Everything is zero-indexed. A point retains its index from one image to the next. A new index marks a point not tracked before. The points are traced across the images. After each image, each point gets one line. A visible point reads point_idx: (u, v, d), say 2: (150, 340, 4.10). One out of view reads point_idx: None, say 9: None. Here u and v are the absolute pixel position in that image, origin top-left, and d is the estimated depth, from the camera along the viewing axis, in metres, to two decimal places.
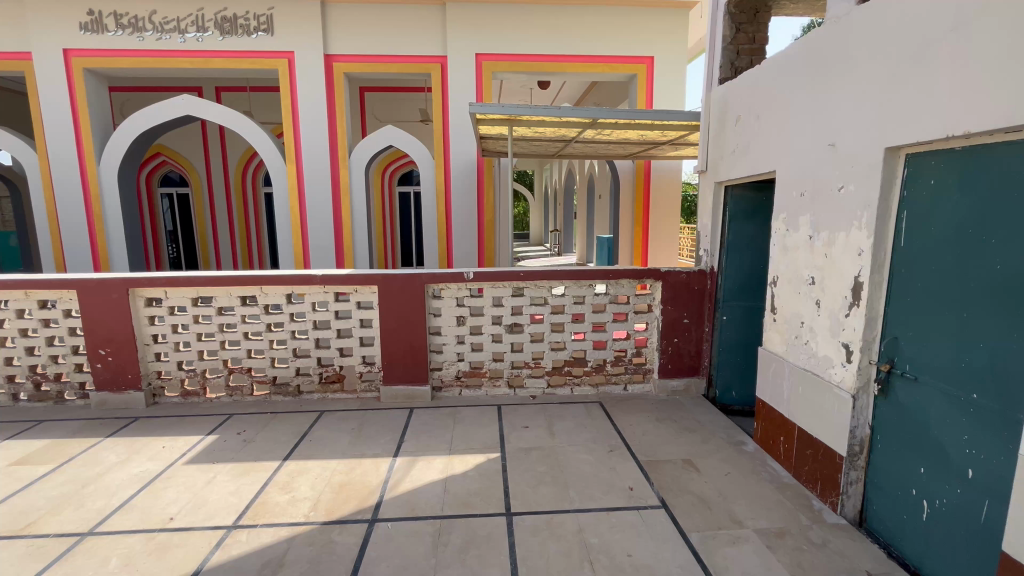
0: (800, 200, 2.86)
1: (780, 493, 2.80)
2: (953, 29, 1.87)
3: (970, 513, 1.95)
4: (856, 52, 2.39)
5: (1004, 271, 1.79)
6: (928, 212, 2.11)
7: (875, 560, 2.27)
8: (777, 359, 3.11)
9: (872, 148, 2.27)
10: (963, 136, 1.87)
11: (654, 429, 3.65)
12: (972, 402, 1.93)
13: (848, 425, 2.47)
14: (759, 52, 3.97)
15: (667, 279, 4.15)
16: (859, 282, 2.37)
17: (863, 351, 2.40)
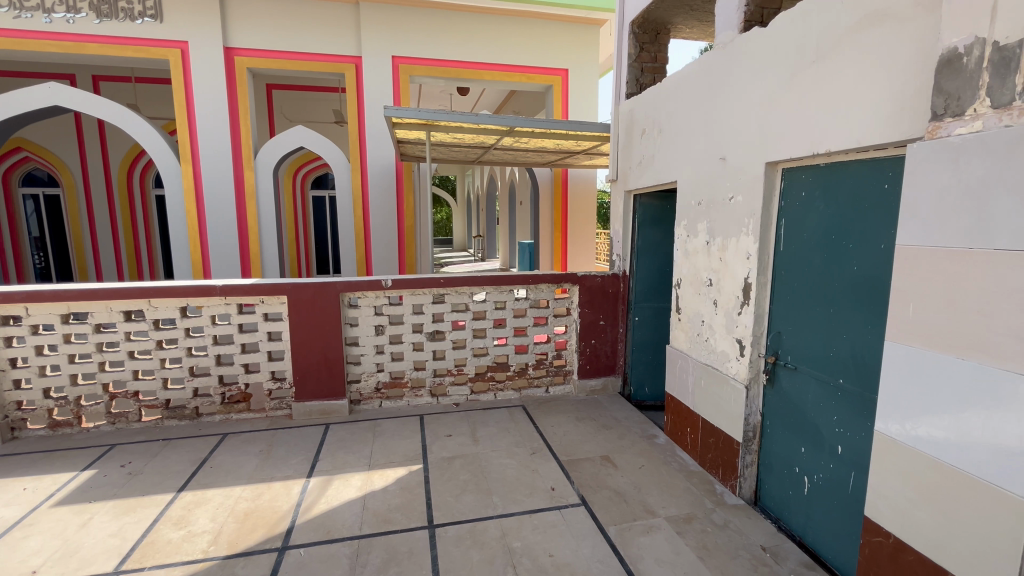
0: (697, 208, 3.11)
1: (688, 481, 3.01)
2: (816, 60, 2.14)
3: (841, 484, 2.22)
4: (741, 76, 2.65)
5: (860, 271, 2.07)
6: (801, 220, 2.38)
7: (768, 535, 2.50)
8: (682, 356, 3.35)
9: (755, 162, 2.53)
10: (826, 153, 2.14)
11: (575, 429, 3.77)
12: (840, 386, 2.20)
13: (742, 413, 2.71)
14: (660, 70, 4.28)
15: (584, 283, 4.31)
16: (748, 283, 2.62)
17: (753, 346, 2.65)
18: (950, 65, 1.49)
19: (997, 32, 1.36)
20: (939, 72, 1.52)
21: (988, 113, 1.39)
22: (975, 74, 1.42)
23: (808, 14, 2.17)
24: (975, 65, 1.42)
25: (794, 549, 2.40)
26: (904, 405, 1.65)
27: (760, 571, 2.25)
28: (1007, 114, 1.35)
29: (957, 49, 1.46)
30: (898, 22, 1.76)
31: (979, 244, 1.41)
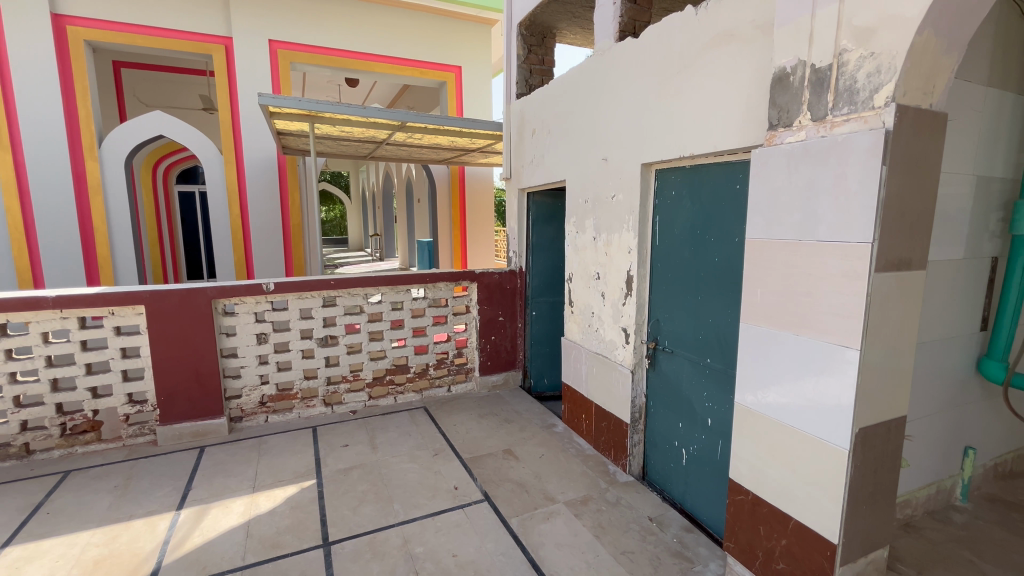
0: (585, 206, 3.27)
1: (584, 464, 3.18)
2: (679, 72, 2.36)
3: (712, 452, 2.49)
4: (618, 82, 2.84)
5: (721, 262, 2.32)
6: (671, 217, 2.62)
7: (654, 506, 2.72)
8: (575, 347, 3.52)
9: (633, 163, 2.73)
10: (690, 156, 2.36)
11: (477, 426, 3.79)
12: (708, 365, 2.45)
13: (629, 396, 2.93)
14: (548, 73, 4.44)
15: (482, 281, 4.34)
16: (631, 275, 2.84)
17: (636, 333, 2.86)
18: (781, 83, 1.72)
19: (814, 55, 1.60)
20: (773, 87, 1.75)
21: (809, 125, 1.63)
22: (799, 91, 1.66)
23: (672, 29, 2.39)
24: (799, 84, 1.66)
25: (675, 516, 2.64)
26: (756, 377, 1.89)
27: (648, 540, 2.44)
28: (823, 127, 1.59)
29: (785, 68, 1.70)
30: (744, 42, 1.99)
31: (805, 236, 1.66)
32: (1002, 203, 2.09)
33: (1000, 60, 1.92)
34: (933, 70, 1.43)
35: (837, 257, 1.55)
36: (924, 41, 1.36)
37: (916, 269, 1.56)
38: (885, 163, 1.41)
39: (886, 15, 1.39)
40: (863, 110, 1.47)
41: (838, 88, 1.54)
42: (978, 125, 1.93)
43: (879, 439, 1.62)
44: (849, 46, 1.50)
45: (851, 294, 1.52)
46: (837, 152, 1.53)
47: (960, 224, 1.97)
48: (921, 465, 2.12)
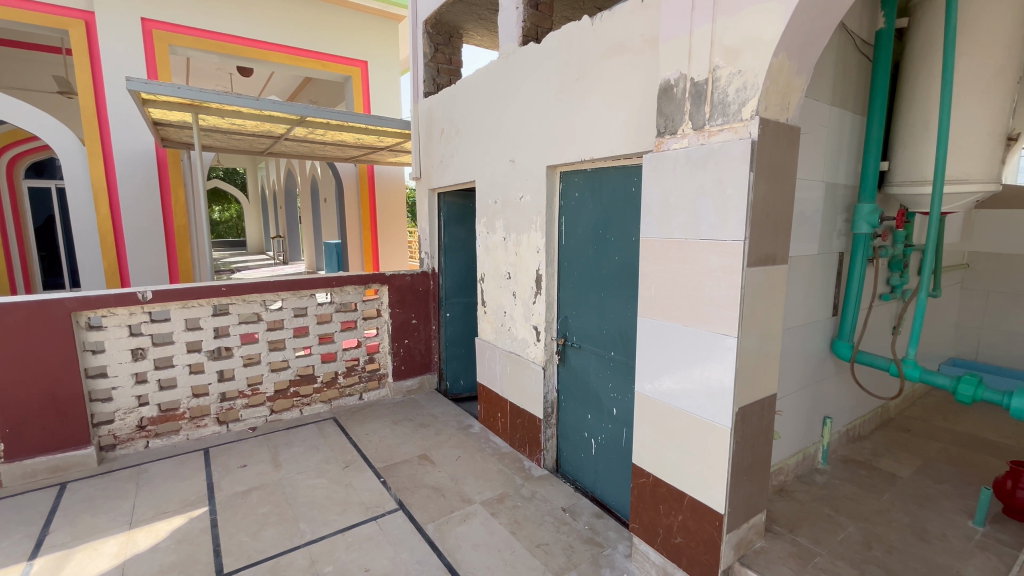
0: (494, 207, 3.30)
1: (501, 462, 3.21)
2: (578, 78, 2.46)
3: (618, 440, 2.63)
4: (522, 85, 2.90)
5: (621, 260, 2.46)
6: (575, 217, 2.73)
7: (567, 496, 2.82)
8: (488, 346, 3.54)
9: (538, 165, 2.80)
10: (591, 159, 2.47)
11: (391, 433, 3.67)
12: (612, 358, 2.58)
13: (541, 392, 3.01)
14: (455, 73, 4.43)
15: (393, 283, 4.21)
16: (540, 274, 2.92)
17: (546, 331, 2.95)
18: (666, 93, 1.86)
19: (693, 69, 1.75)
20: (660, 97, 1.89)
21: (690, 133, 1.78)
22: (681, 102, 1.81)
23: (571, 38, 2.48)
24: (681, 95, 1.80)
25: (587, 503, 2.76)
26: (653, 366, 2.03)
27: (561, 530, 2.51)
28: (702, 135, 1.75)
29: (669, 80, 1.84)
30: (635, 53, 2.12)
31: (691, 235, 1.81)
32: (845, 205, 2.44)
33: (841, 83, 2.24)
34: (788, 88, 1.63)
35: (717, 254, 1.71)
36: (780, 63, 1.55)
37: (780, 263, 1.77)
38: (752, 170, 1.59)
39: (748, 38, 1.56)
40: (733, 121, 1.64)
41: (713, 100, 1.70)
42: (826, 138, 2.23)
43: (755, 416, 1.81)
44: (721, 63, 1.66)
45: (729, 286, 1.69)
46: (713, 158, 1.69)
47: (814, 224, 2.27)
48: (790, 436, 2.41)
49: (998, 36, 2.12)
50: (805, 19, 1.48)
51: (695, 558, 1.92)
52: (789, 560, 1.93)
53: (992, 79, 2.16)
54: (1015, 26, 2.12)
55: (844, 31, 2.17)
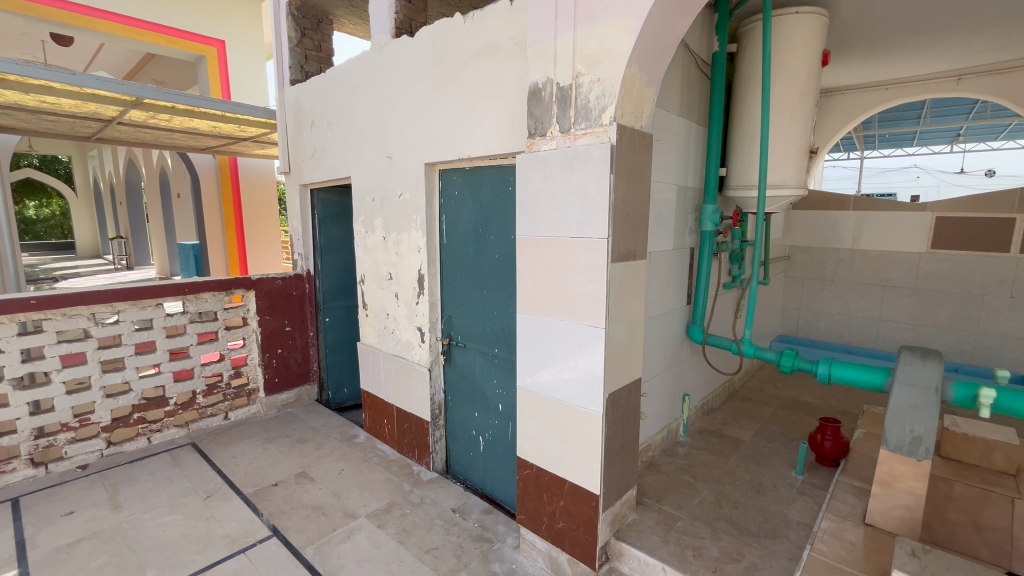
0: (372, 204, 3.14)
1: (388, 471, 3.09)
2: (453, 76, 2.44)
3: (504, 435, 2.67)
4: (396, 80, 2.80)
5: (500, 258, 2.50)
6: (455, 215, 2.71)
7: (457, 497, 2.80)
8: (372, 351, 3.38)
9: (416, 162, 2.73)
10: (469, 158, 2.47)
11: (263, 453, 3.33)
12: (496, 354, 2.62)
13: (428, 394, 2.95)
14: (325, 61, 4.16)
15: (260, 287, 3.82)
16: (422, 274, 2.85)
17: (431, 331, 2.89)
18: (535, 96, 1.93)
19: (559, 74, 1.83)
20: (530, 99, 1.95)
21: (558, 135, 1.86)
22: (548, 105, 1.88)
23: (444, 35, 2.45)
24: (549, 98, 1.88)
25: (477, 500, 2.77)
26: (532, 361, 2.09)
27: (451, 532, 2.49)
28: (568, 138, 1.83)
29: (538, 83, 1.91)
30: (506, 55, 2.16)
31: (561, 233, 1.89)
32: (693, 206, 2.76)
33: (686, 97, 2.51)
34: (640, 98, 1.78)
35: (585, 251, 1.81)
36: (633, 74, 1.68)
37: (640, 258, 1.94)
38: (612, 173, 1.71)
39: (605, 49, 1.67)
40: (595, 126, 1.74)
41: (577, 105, 1.79)
42: (676, 145, 2.49)
43: (623, 400, 1.96)
44: (583, 71, 1.75)
45: (596, 281, 1.80)
46: (579, 159, 1.79)
47: (669, 222, 2.52)
48: (656, 415, 2.66)
49: (800, 65, 2.54)
50: (652, 34, 1.62)
51: (577, 540, 2.02)
52: (656, 527, 2.12)
53: (798, 101, 2.58)
54: (812, 58, 2.56)
55: (687, 50, 2.43)
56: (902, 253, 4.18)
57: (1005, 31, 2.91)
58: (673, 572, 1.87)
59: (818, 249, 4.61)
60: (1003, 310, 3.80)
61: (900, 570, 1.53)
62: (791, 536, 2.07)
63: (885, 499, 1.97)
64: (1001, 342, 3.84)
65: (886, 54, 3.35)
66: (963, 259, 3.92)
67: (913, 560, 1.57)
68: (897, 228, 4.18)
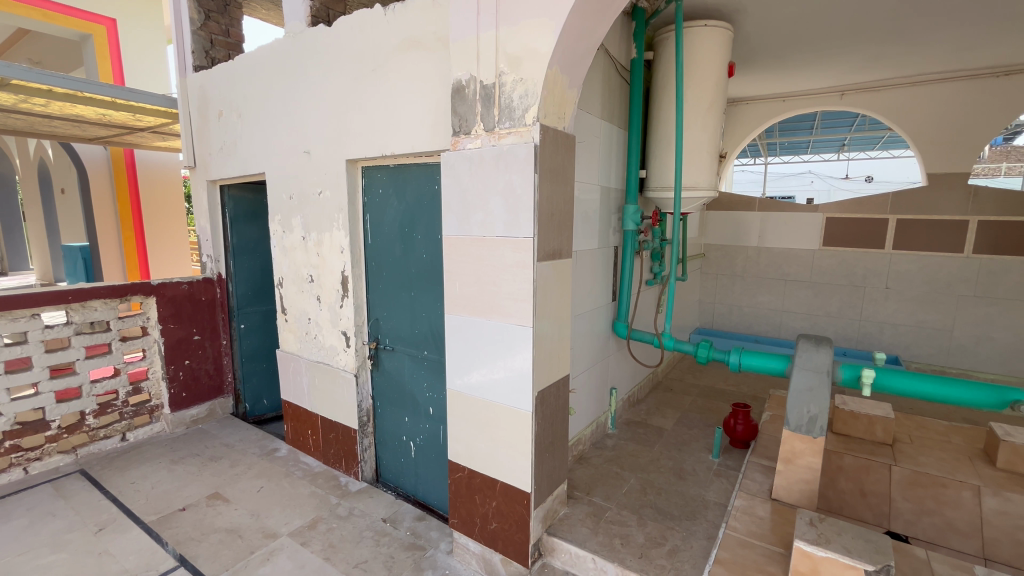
0: (290, 202, 2.96)
1: (313, 484, 2.92)
2: (374, 70, 2.34)
3: (435, 439, 2.62)
4: (312, 72, 2.65)
5: (427, 258, 2.44)
6: (380, 213, 2.62)
7: (388, 506, 2.71)
8: (293, 358, 3.18)
9: (336, 159, 2.60)
10: (393, 155, 2.39)
11: (168, 476, 3.03)
12: (426, 357, 2.56)
13: (354, 401, 2.82)
14: (235, 48, 3.86)
15: (163, 293, 3.46)
16: (345, 276, 2.71)
17: (356, 335, 2.77)
18: (459, 93, 1.90)
19: (481, 73, 1.82)
20: (453, 96, 1.92)
21: (483, 134, 1.85)
22: (472, 103, 1.86)
23: (364, 27, 2.35)
24: (472, 96, 1.86)
25: (409, 508, 2.70)
26: (462, 362, 2.06)
27: (381, 543, 2.40)
28: (493, 137, 1.83)
29: (461, 81, 1.88)
30: (429, 50, 2.11)
31: (488, 232, 1.88)
32: (616, 206, 2.86)
33: (607, 101, 2.60)
34: (562, 100, 1.81)
35: (512, 250, 1.82)
36: (554, 75, 1.70)
37: (565, 257, 1.97)
38: (536, 173, 1.72)
39: (527, 48, 1.68)
40: (519, 125, 1.75)
41: (500, 104, 1.78)
42: (599, 147, 2.57)
43: (552, 397, 1.99)
44: (506, 70, 1.75)
45: (523, 280, 1.80)
46: (504, 158, 1.79)
47: (594, 222, 2.59)
48: (584, 410, 2.73)
49: (709, 76, 2.72)
50: (573, 37, 1.65)
51: (509, 540, 2.02)
52: (587, 519, 2.18)
53: (708, 109, 2.76)
54: (719, 69, 2.74)
55: (607, 55, 2.51)
56: (799, 250, 4.62)
57: (877, 52, 3.30)
58: (603, 562, 1.93)
59: (729, 247, 4.97)
60: (880, 299, 4.33)
61: (800, 539, 1.67)
62: (708, 517, 2.21)
63: (789, 475, 2.15)
64: (879, 327, 4.37)
65: (783, 68, 3.68)
66: (849, 255, 4.41)
67: (811, 529, 1.73)
68: (795, 227, 4.61)
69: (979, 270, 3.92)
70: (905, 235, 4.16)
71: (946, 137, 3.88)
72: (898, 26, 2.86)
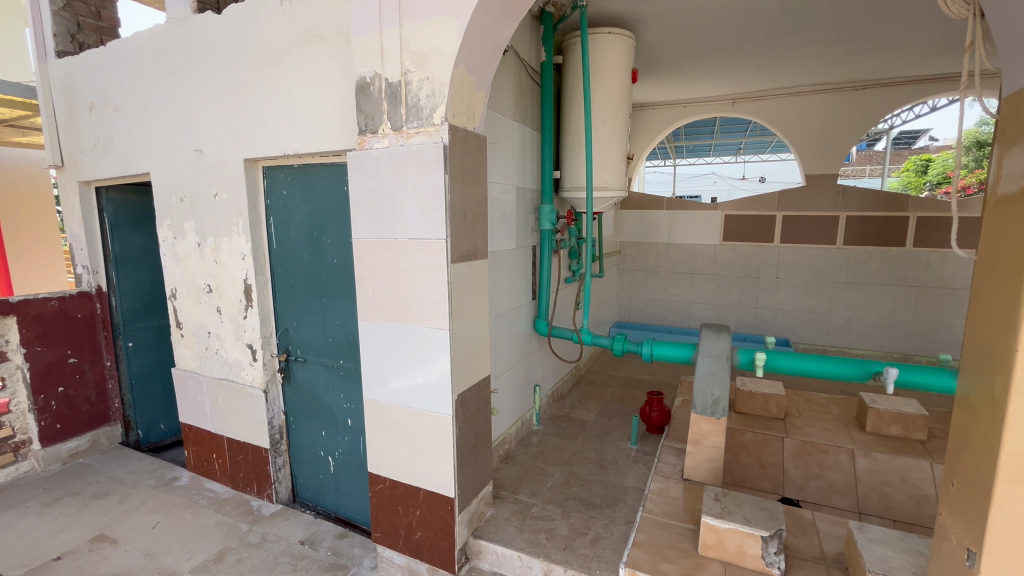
0: (180, 205, 2.68)
1: (219, 512, 2.67)
2: (271, 63, 2.19)
3: (355, 451, 2.51)
4: (201, 63, 2.42)
5: (339, 262, 2.33)
6: (285, 217, 2.46)
7: (306, 526, 2.55)
8: (192, 377, 2.89)
9: (232, 158, 2.40)
10: (296, 154, 2.25)
11: (39, 522, 2.63)
12: (342, 366, 2.44)
13: (264, 419, 2.62)
14: (109, 33, 3.42)
15: (25, 311, 2.99)
16: (248, 284, 2.51)
17: (264, 347, 2.58)
18: (363, 90, 1.82)
19: (387, 70, 1.76)
20: (357, 94, 1.84)
21: (390, 133, 1.79)
22: (378, 100, 1.80)
23: (259, 16, 2.19)
24: (378, 94, 1.79)
25: (330, 526, 2.56)
26: (379, 370, 1.98)
27: (299, 568, 2.25)
28: (401, 136, 1.78)
29: (365, 78, 1.81)
30: (331, 45, 2.01)
31: (399, 235, 1.83)
32: (533, 207, 2.91)
33: (519, 102, 2.63)
34: (471, 100, 1.81)
35: (426, 253, 1.78)
36: (461, 75, 1.69)
37: (481, 258, 1.97)
38: (447, 173, 1.70)
39: (432, 47, 1.65)
40: (427, 125, 1.71)
41: (408, 103, 1.74)
42: (513, 148, 2.59)
43: (473, 399, 1.98)
44: (411, 68, 1.71)
45: (437, 283, 1.77)
46: (413, 159, 1.74)
47: (510, 223, 2.61)
48: (509, 409, 2.75)
49: (614, 81, 2.85)
50: (478, 38, 1.65)
51: (435, 548, 1.98)
52: (513, 518, 2.19)
53: (615, 113, 2.89)
54: (623, 74, 2.88)
55: (516, 57, 2.54)
56: (703, 245, 4.99)
57: (761, 64, 3.64)
58: (529, 559, 1.95)
59: (642, 244, 5.25)
60: (772, 288, 4.79)
61: (707, 514, 1.80)
62: (628, 502, 2.31)
63: (697, 455, 2.30)
64: (772, 314, 4.83)
65: (683, 76, 3.95)
66: (744, 249, 4.83)
67: (716, 503, 1.87)
68: (698, 224, 4.97)
69: (849, 260, 4.46)
70: (790, 230, 4.63)
71: (820, 142, 4.38)
72: (775, 42, 3.18)
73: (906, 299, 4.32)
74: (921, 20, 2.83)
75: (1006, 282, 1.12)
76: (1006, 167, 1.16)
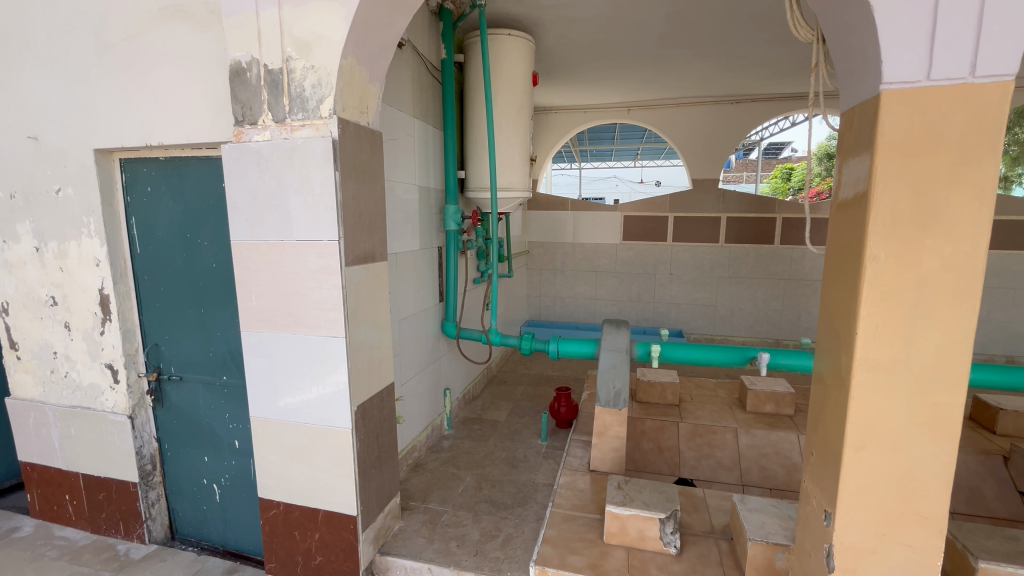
0: (10, 203, 2.24)
1: (75, 563, 2.28)
2: (126, 40, 1.90)
3: (244, 475, 2.28)
4: (33, 35, 2.04)
5: (217, 267, 2.09)
6: (150, 218, 2.15)
7: (187, 566, 2.26)
8: (34, 407, 2.43)
9: (78, 147, 2.05)
10: (161, 146, 1.98)
11: None
12: (225, 383, 2.20)
13: (131, 449, 2.28)
14: None
15: None
16: (105, 295, 2.17)
17: (128, 366, 2.24)
18: (238, 77, 1.64)
19: (265, 56, 1.60)
20: (232, 80, 1.65)
21: (272, 125, 1.64)
22: (257, 89, 1.63)
23: None
24: (256, 81, 1.63)
25: (216, 561, 2.29)
26: (268, 385, 1.81)
27: None
28: (284, 129, 1.63)
29: (240, 63, 1.63)
30: (200, 25, 1.80)
31: (285, 236, 1.68)
32: (437, 207, 2.84)
33: (419, 98, 2.55)
34: (363, 93, 1.71)
35: (316, 255, 1.65)
36: (350, 65, 1.59)
37: (379, 260, 1.87)
38: (337, 170, 1.59)
39: (316, 34, 1.53)
40: (313, 117, 1.59)
41: (291, 93, 1.60)
42: (414, 146, 2.51)
43: (375, 409, 1.87)
44: (294, 55, 1.57)
45: (331, 288, 1.65)
46: (299, 154, 1.61)
47: (413, 223, 2.53)
48: (417, 416, 2.66)
49: (514, 83, 2.87)
50: (367, 27, 1.56)
51: (337, 571, 1.85)
52: (422, 529, 2.11)
53: (516, 115, 2.92)
54: (523, 76, 2.91)
55: (414, 52, 2.46)
56: (605, 244, 5.25)
57: (651, 74, 3.90)
58: (438, 569, 1.89)
59: (549, 243, 5.39)
60: (666, 283, 5.16)
61: (611, 503, 1.87)
62: (538, 499, 2.34)
63: (602, 446, 2.39)
64: (667, 307, 5.20)
65: (582, 82, 4.12)
66: (641, 247, 5.16)
67: (619, 492, 1.95)
68: (600, 224, 5.22)
69: (729, 256, 4.94)
70: (680, 229, 5.02)
71: (703, 149, 4.80)
72: (662, 54, 3.42)
73: (776, 290, 4.88)
74: (779, 43, 3.21)
75: (848, 274, 1.28)
76: (846, 174, 1.32)
